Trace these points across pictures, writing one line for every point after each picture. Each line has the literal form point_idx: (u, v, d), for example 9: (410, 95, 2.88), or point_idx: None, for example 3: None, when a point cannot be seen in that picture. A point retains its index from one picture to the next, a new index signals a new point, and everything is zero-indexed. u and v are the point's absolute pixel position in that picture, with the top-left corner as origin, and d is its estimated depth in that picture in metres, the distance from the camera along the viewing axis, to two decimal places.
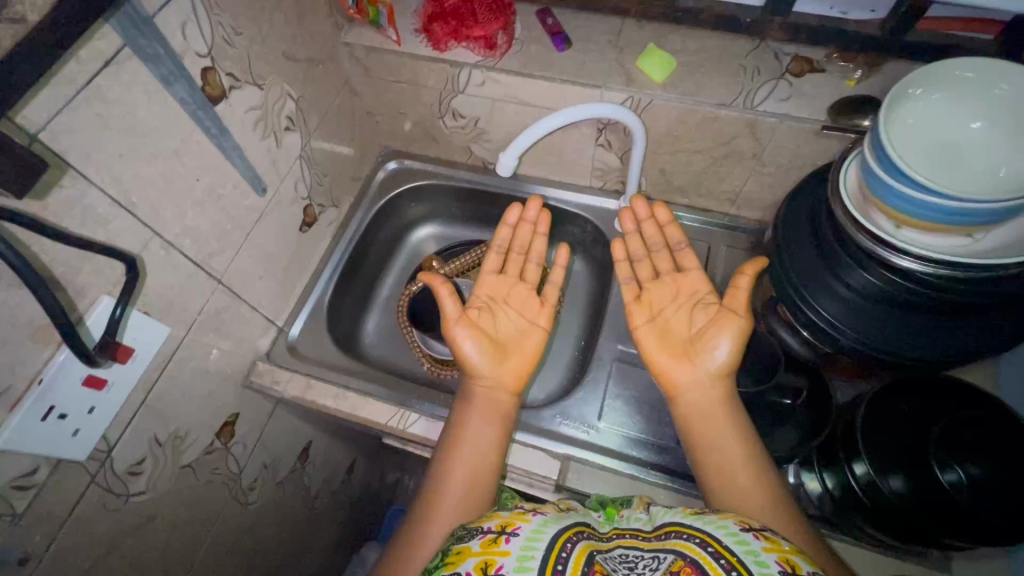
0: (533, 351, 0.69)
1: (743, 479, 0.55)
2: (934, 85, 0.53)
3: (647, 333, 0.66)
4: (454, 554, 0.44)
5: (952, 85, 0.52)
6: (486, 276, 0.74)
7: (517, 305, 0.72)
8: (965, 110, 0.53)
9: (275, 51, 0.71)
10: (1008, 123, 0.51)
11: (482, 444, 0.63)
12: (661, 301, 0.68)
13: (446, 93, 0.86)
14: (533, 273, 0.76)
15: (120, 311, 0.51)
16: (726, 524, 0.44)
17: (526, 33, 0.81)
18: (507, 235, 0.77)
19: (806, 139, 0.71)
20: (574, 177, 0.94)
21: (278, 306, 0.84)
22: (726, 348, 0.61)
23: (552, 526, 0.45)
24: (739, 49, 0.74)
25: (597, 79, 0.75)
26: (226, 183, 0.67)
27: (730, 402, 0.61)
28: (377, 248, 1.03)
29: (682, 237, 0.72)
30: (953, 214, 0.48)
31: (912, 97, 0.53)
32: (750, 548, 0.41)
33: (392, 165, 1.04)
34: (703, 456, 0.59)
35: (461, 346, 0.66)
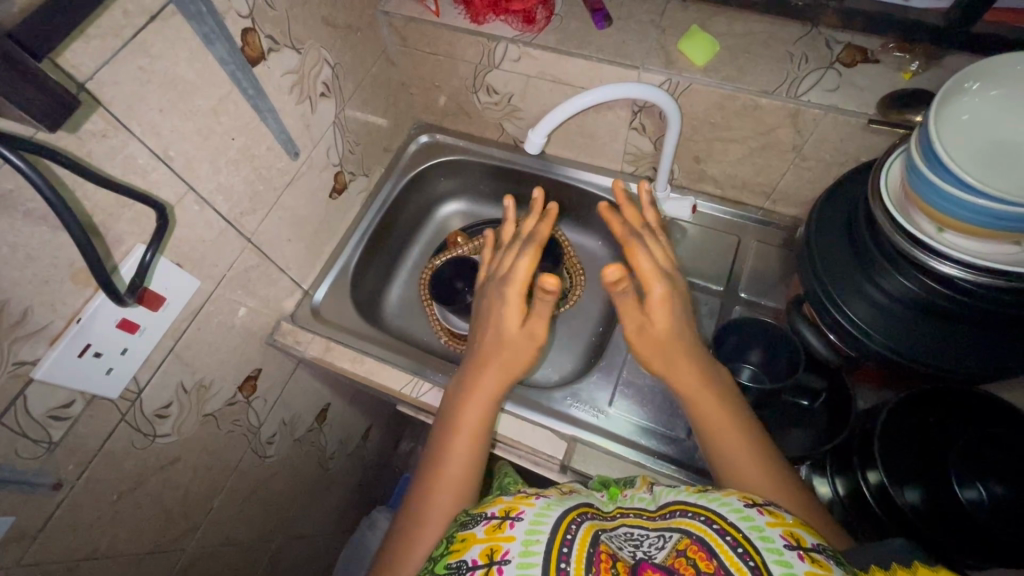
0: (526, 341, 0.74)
1: (739, 456, 0.55)
2: (996, 80, 0.49)
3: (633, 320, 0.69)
4: (459, 542, 0.45)
5: (1016, 82, 0.49)
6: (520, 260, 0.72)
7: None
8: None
9: (314, 15, 0.72)
10: None
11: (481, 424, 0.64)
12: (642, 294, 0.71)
13: (482, 67, 0.85)
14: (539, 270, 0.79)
15: (150, 256, 0.53)
16: (730, 501, 0.44)
17: (566, 9, 0.79)
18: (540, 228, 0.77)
19: (851, 133, 0.68)
20: (606, 161, 0.93)
21: (304, 270, 0.86)
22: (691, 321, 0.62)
23: (555, 509, 0.45)
24: (788, 35, 0.71)
25: (635, 59, 0.73)
26: (261, 145, 0.69)
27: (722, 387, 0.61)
28: (404, 220, 1.04)
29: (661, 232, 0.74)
30: (1001, 219, 0.46)
31: (968, 92, 0.50)
32: (755, 524, 0.41)
33: (424, 138, 1.04)
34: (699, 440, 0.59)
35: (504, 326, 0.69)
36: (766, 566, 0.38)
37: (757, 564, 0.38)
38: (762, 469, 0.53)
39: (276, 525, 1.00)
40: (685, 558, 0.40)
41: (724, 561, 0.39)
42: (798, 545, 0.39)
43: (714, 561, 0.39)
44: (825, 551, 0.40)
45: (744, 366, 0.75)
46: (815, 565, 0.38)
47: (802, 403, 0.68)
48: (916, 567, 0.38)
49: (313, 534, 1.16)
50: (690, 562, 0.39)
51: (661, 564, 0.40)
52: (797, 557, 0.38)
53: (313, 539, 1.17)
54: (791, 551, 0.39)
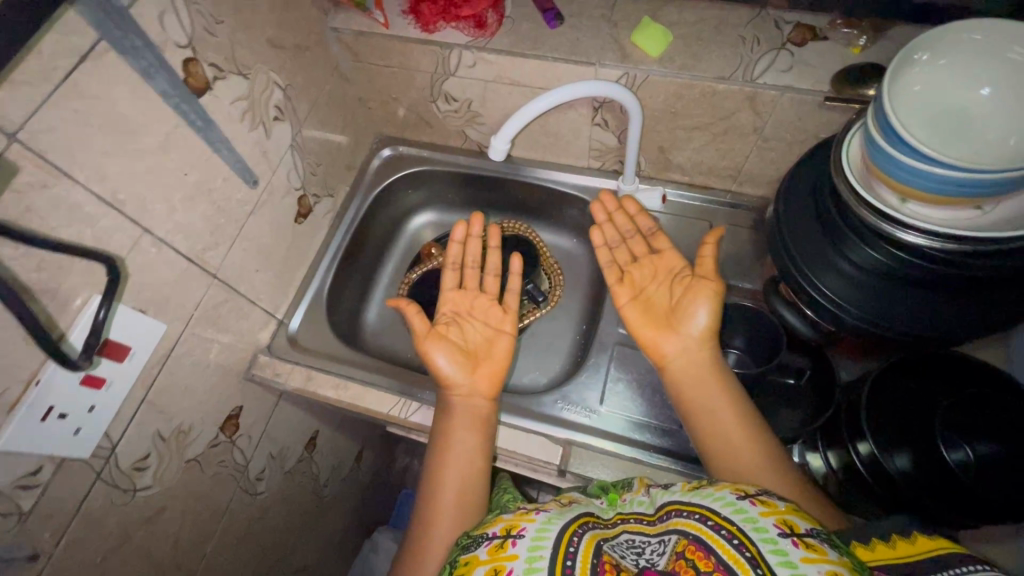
0: (504, 354, 0.70)
1: (741, 443, 0.56)
2: (942, 50, 0.50)
3: (631, 311, 0.67)
4: (463, 566, 0.45)
5: (963, 50, 0.49)
6: (445, 293, 0.76)
7: (481, 316, 0.74)
8: (971, 76, 0.50)
9: (259, 38, 0.70)
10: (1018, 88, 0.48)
11: (468, 450, 0.64)
12: (642, 280, 0.70)
13: (439, 76, 0.84)
14: (493, 286, 0.76)
15: (104, 313, 0.51)
16: (723, 496, 0.43)
17: (516, 10, 0.78)
18: (458, 253, 0.77)
19: (808, 111, 0.68)
20: (572, 158, 0.92)
21: (276, 299, 0.84)
22: (705, 309, 0.62)
23: (556, 522, 0.45)
24: (738, 19, 0.72)
25: (591, 56, 0.73)
26: (216, 176, 0.66)
27: (727, 376, 0.61)
28: (375, 237, 1.02)
29: (652, 224, 0.74)
30: (957, 185, 0.47)
31: (917, 63, 0.51)
32: (749, 515, 0.41)
33: (387, 151, 1.02)
34: (694, 430, 0.59)
35: (434, 360, 0.67)
36: (762, 559, 0.37)
37: (754, 556, 0.38)
38: (763, 457, 0.54)
39: (275, 562, 0.97)
40: (685, 559, 0.40)
41: (722, 555, 0.38)
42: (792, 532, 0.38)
43: (712, 558, 0.38)
44: (819, 535, 0.39)
45: (730, 351, 0.78)
46: (810, 550, 0.37)
47: (787, 382, 0.69)
48: (916, 537, 0.39)
49: (314, 565, 1.13)
50: (690, 562, 0.39)
51: (664, 569, 0.40)
52: (792, 544, 0.38)
53: (315, 570, 1.14)
54: (786, 539, 0.38)
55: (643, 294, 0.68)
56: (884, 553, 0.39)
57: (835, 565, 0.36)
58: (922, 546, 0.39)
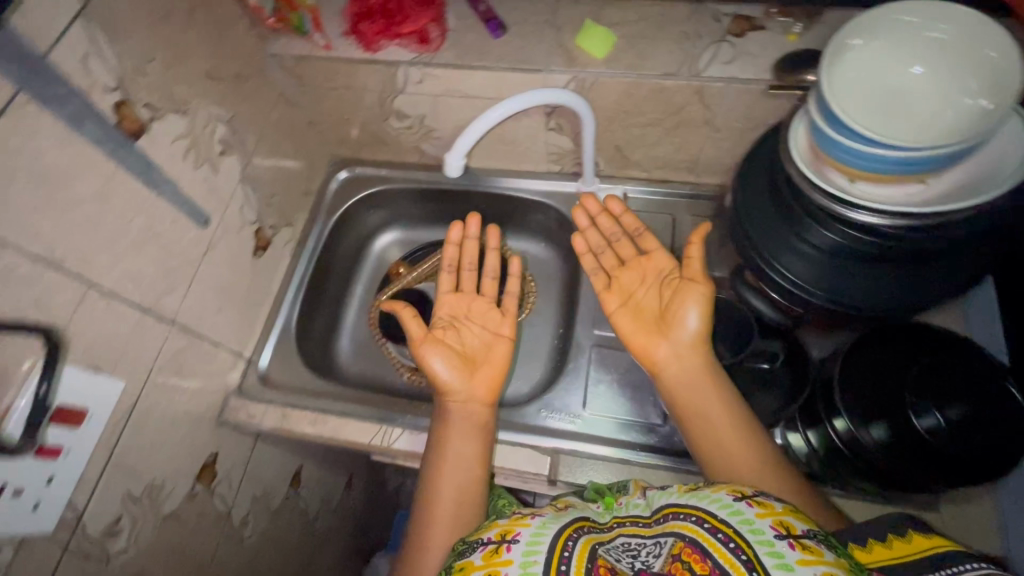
0: (502, 359, 0.70)
1: (735, 444, 0.56)
2: (873, 33, 0.51)
3: (623, 317, 0.67)
4: (457, 571, 0.44)
5: (892, 31, 0.51)
6: (442, 297, 0.76)
7: (478, 319, 0.74)
8: (903, 56, 0.51)
9: (196, 72, 0.67)
10: (948, 63, 0.50)
11: (464, 460, 0.62)
12: (631, 285, 0.69)
13: (388, 94, 0.83)
14: (491, 287, 0.77)
15: (43, 388, 0.48)
16: (720, 497, 0.43)
17: (458, 22, 0.77)
18: (455, 254, 0.78)
19: (754, 100, 0.70)
20: (531, 164, 0.92)
21: (242, 338, 0.81)
22: (695, 311, 0.62)
23: (552, 526, 0.45)
24: (678, 15, 0.73)
25: (537, 62, 0.73)
26: (163, 220, 0.64)
27: (720, 375, 0.61)
28: (340, 262, 0.99)
29: (639, 224, 0.74)
30: (899, 163, 0.49)
31: (852, 48, 0.52)
32: (745, 517, 0.41)
33: (343, 174, 0.99)
34: (689, 433, 0.60)
35: (431, 365, 0.67)
36: (759, 562, 0.38)
37: (750, 559, 0.38)
38: (758, 458, 0.55)
39: None
40: (681, 562, 0.40)
41: (718, 558, 0.39)
42: (789, 535, 0.39)
43: (709, 562, 0.39)
44: (815, 536, 0.39)
45: None
46: (807, 552, 0.38)
47: (762, 367, 0.68)
48: (911, 535, 0.40)
49: None
50: (686, 566, 0.39)
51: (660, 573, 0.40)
52: (788, 546, 0.38)
53: None
54: (782, 541, 0.39)
55: (632, 300, 0.68)
56: (880, 553, 0.40)
57: (832, 566, 0.37)
58: (918, 544, 0.39)
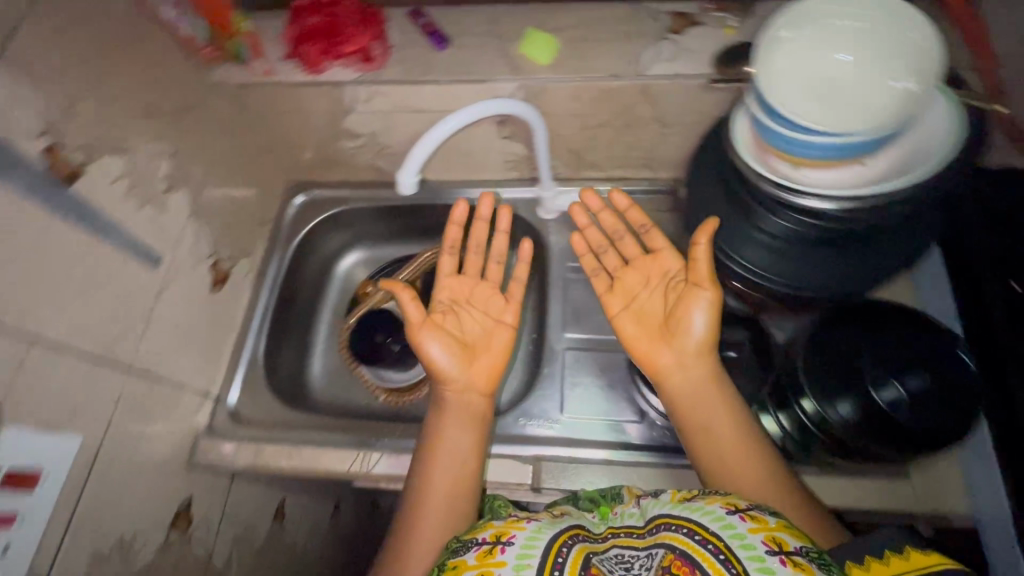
0: (502, 348, 0.68)
1: (739, 460, 0.55)
2: (797, 25, 0.53)
3: (626, 320, 0.65)
4: (450, 570, 0.44)
5: (814, 22, 0.52)
6: (442, 279, 0.72)
7: (480, 305, 0.72)
8: (831, 43, 0.52)
9: (132, 108, 0.65)
10: (869, 50, 0.51)
11: (460, 453, 0.62)
12: (634, 286, 0.67)
13: (337, 114, 0.81)
14: (496, 272, 0.74)
15: None
16: (712, 510, 0.44)
17: (401, 37, 0.77)
18: (457, 236, 0.74)
19: (699, 95, 0.71)
20: (489, 173, 0.92)
21: (207, 376, 0.79)
22: (701, 316, 0.60)
23: (547, 530, 0.45)
24: (618, 15, 0.73)
25: (484, 72, 0.73)
26: (109, 263, 0.61)
27: (724, 384, 0.59)
28: (305, 287, 0.97)
29: (645, 220, 0.69)
30: (837, 149, 0.51)
31: (779, 40, 0.53)
32: (737, 531, 0.41)
33: (301, 198, 0.97)
34: (689, 441, 0.58)
35: (428, 351, 0.65)
36: None
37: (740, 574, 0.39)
38: (761, 474, 0.54)
39: None
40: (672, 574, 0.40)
41: (708, 569, 0.39)
42: (780, 552, 0.39)
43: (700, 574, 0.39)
44: (806, 554, 0.40)
45: None
46: (797, 569, 0.38)
47: (730, 355, 0.72)
48: (909, 552, 0.39)
49: None
50: None
51: None
52: (779, 563, 0.39)
53: None
54: (774, 557, 0.39)
55: (633, 304, 0.65)
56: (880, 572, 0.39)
57: None
58: (917, 562, 0.38)
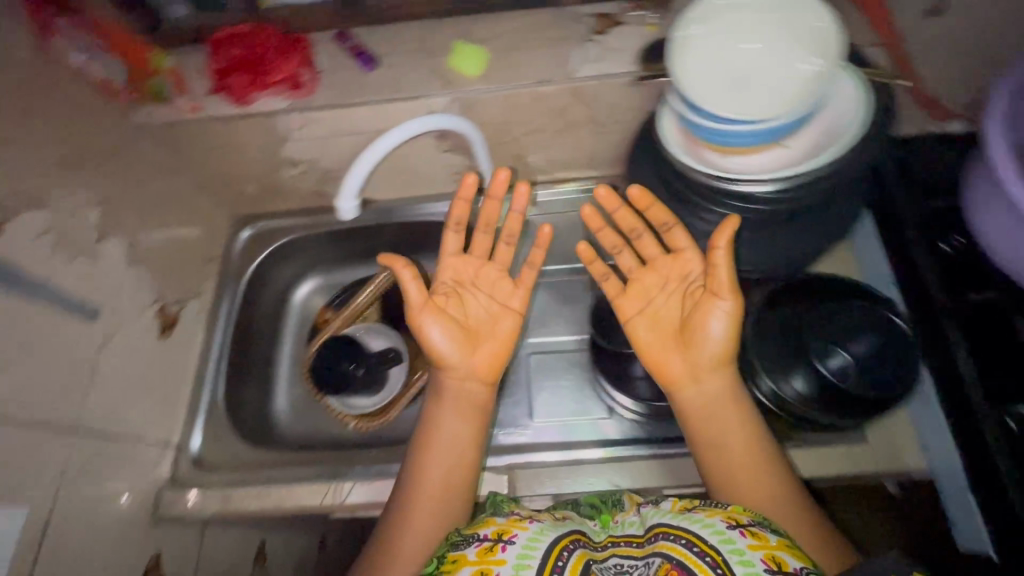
0: (508, 334, 0.66)
1: (750, 479, 0.54)
2: (701, 21, 0.54)
3: (641, 324, 0.62)
4: (450, 564, 0.45)
5: (714, 18, 0.54)
6: (445, 259, 0.68)
7: (486, 287, 0.68)
8: (736, 33, 0.54)
9: (51, 160, 0.63)
10: (770, 35, 0.53)
11: (457, 443, 0.61)
12: (650, 290, 0.63)
13: (272, 143, 0.80)
14: (506, 254, 0.70)
15: None
16: (712, 522, 0.44)
17: (328, 61, 0.76)
18: (463, 214, 0.67)
19: (629, 93, 0.72)
20: (437, 186, 0.91)
21: (165, 426, 0.76)
22: (719, 324, 0.57)
23: (548, 534, 0.45)
24: (543, 21, 0.74)
25: (415, 89, 0.73)
26: (40, 324, 0.59)
27: (739, 397, 0.58)
28: (261, 321, 0.94)
29: (670, 218, 0.61)
30: (761, 134, 0.53)
31: (689, 37, 0.54)
32: (736, 547, 0.42)
33: (247, 232, 0.93)
34: (698, 453, 0.57)
35: (429, 334, 0.63)
36: None
37: None
38: (773, 494, 0.53)
39: None
40: None
41: None
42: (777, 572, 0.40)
43: None
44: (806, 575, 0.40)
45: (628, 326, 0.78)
46: None
47: None
48: None
49: None
50: None
51: None
52: None
53: None
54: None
55: (647, 309, 0.62)
56: None
57: None
58: None
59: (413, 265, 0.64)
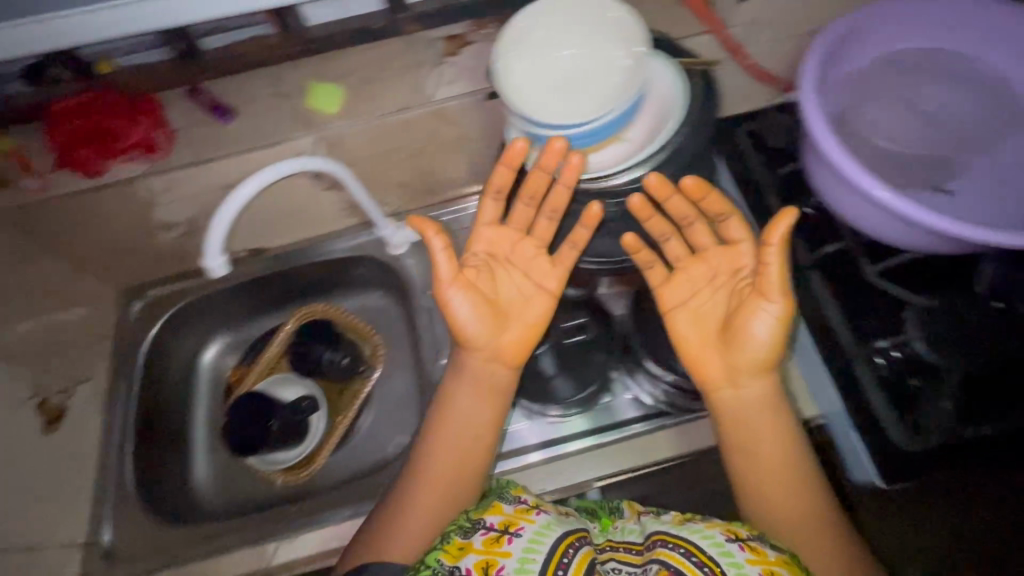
0: (536, 322, 0.62)
1: (781, 493, 0.56)
2: (513, 41, 0.57)
3: (682, 318, 0.60)
4: (455, 547, 0.50)
5: (524, 35, 0.57)
6: (481, 228, 0.63)
7: (521, 265, 0.63)
8: (548, 44, 0.56)
9: None
10: (579, 40, 0.57)
11: (473, 424, 0.62)
12: (693, 283, 0.61)
13: (140, 211, 0.77)
14: (545, 229, 0.62)
15: None
16: (711, 534, 0.49)
17: (183, 119, 0.74)
18: (503, 180, 0.59)
19: (489, 108, 0.74)
20: (330, 224, 0.90)
21: (70, 523, 0.73)
22: (764, 328, 0.55)
23: (554, 530, 0.50)
24: (396, 49, 0.74)
25: (276, 135, 0.73)
26: None
27: (778, 404, 0.58)
28: (169, 392, 0.88)
29: (723, 210, 0.58)
30: (598, 134, 0.57)
31: (508, 58, 0.56)
32: (733, 560, 0.47)
33: (139, 303, 0.86)
34: (728, 454, 0.59)
35: (453, 311, 0.60)
36: None
37: None
38: (801, 512, 0.55)
39: None
40: None
41: None
42: None
43: None
44: None
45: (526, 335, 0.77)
46: None
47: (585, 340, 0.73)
48: None
49: None
50: None
51: None
52: None
53: None
54: None
55: (691, 302, 0.60)
56: None
57: None
58: None
59: (443, 231, 0.58)
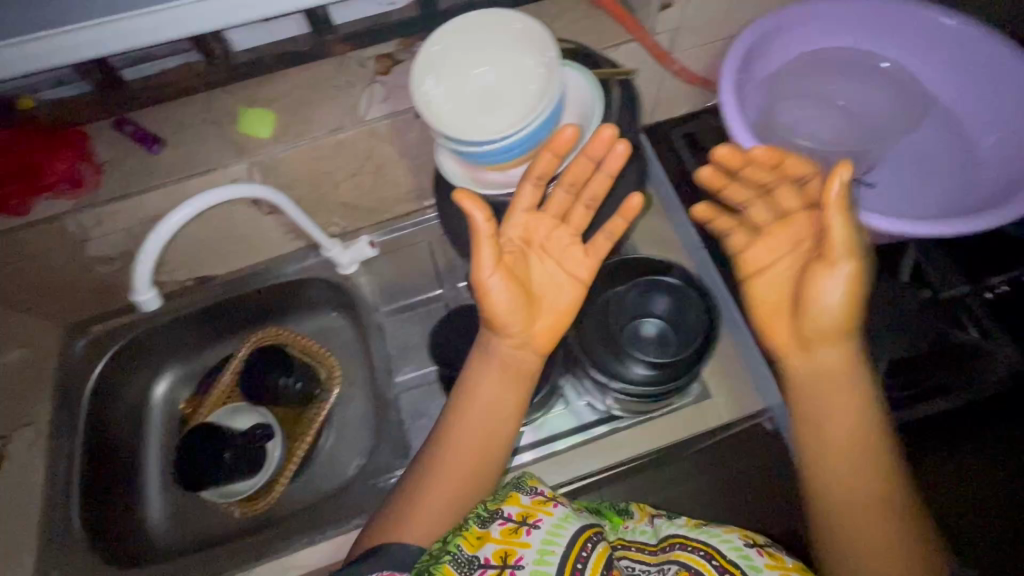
0: (567, 309, 0.61)
1: (847, 467, 0.53)
2: (427, 67, 0.57)
3: (757, 284, 0.57)
4: (473, 535, 0.50)
5: (437, 60, 0.57)
6: (515, 212, 0.59)
7: (556, 253, 0.61)
8: (461, 66, 0.57)
9: None
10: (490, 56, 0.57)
11: (498, 411, 0.59)
12: (768, 249, 0.57)
13: (74, 246, 0.76)
14: (580, 216, 0.61)
15: None
16: (729, 539, 0.53)
17: (110, 151, 0.72)
18: (545, 166, 0.56)
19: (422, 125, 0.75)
20: (276, 247, 0.89)
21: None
22: (837, 292, 0.50)
23: (572, 523, 0.50)
24: (326, 72, 0.74)
25: (208, 162, 0.71)
26: None
27: (856, 381, 0.54)
28: (117, 431, 0.86)
29: (803, 170, 0.56)
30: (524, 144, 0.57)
31: (423, 85, 0.57)
32: (754, 563, 0.50)
33: (83, 340, 0.86)
34: (796, 424, 0.56)
35: (486, 298, 0.57)
36: None
37: None
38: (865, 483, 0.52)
39: None
40: None
41: None
42: None
43: None
44: None
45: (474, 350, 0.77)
46: None
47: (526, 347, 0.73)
48: None
49: None
50: None
51: None
52: None
53: None
54: None
55: (770, 266, 0.56)
56: None
57: None
58: None
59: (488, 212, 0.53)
